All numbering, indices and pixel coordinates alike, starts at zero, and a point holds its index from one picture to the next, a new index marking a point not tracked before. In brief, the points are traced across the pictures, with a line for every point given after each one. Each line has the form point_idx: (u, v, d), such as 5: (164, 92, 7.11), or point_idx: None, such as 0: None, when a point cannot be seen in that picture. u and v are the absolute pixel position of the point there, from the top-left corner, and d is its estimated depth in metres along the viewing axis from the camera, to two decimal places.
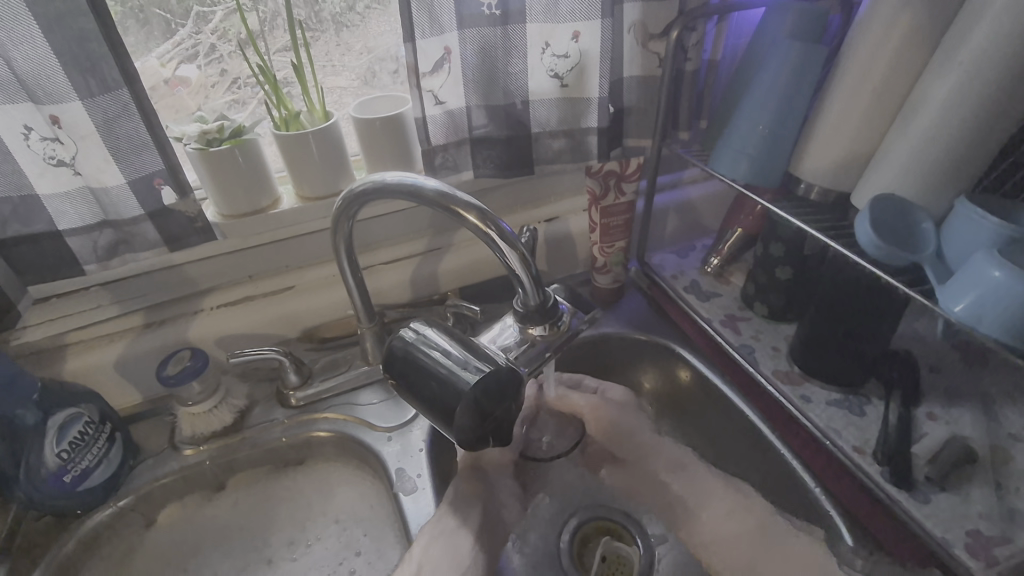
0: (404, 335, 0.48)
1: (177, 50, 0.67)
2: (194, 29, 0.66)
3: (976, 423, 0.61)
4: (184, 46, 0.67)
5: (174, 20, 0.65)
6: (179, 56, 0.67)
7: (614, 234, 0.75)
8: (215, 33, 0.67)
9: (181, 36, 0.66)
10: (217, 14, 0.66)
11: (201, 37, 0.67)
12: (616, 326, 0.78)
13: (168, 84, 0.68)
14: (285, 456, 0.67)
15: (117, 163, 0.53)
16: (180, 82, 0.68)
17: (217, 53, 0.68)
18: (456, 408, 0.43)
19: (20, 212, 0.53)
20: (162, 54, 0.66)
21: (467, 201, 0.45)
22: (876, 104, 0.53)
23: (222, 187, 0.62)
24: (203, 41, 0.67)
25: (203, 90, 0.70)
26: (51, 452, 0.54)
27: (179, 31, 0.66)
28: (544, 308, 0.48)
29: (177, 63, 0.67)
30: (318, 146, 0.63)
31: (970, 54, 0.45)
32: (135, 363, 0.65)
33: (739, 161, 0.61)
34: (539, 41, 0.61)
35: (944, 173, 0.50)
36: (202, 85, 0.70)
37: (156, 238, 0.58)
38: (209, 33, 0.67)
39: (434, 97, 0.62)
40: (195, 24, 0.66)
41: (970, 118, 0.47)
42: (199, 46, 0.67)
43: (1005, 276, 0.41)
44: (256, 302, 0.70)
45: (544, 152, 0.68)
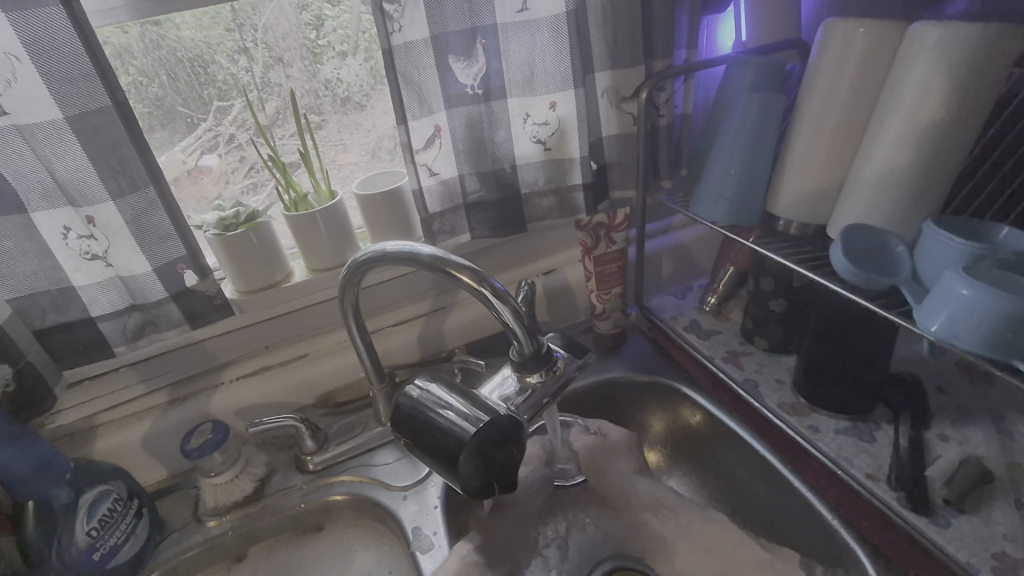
0: (410, 392, 0.51)
1: (199, 142, 0.74)
2: (214, 122, 0.73)
3: (991, 441, 0.60)
4: (205, 138, 0.74)
5: (195, 116, 0.72)
6: (200, 148, 0.74)
7: (609, 281, 0.78)
8: (233, 124, 0.74)
9: (201, 130, 0.73)
10: (235, 107, 0.74)
11: (221, 128, 0.74)
12: (620, 370, 0.79)
13: (191, 173, 0.75)
14: (305, 522, 0.69)
15: (144, 253, 0.59)
16: (203, 170, 0.76)
17: (236, 142, 0.75)
18: (460, 458, 0.45)
19: (58, 303, 0.59)
20: (186, 147, 0.73)
21: (461, 262, 0.49)
22: (836, 142, 0.57)
23: (240, 267, 0.68)
24: (223, 132, 0.74)
25: (224, 176, 0.77)
26: (81, 530, 0.57)
27: (201, 125, 0.73)
28: (539, 355, 0.51)
29: (199, 154, 0.74)
30: (325, 224, 0.69)
31: (911, 93, 0.49)
32: (160, 438, 0.69)
33: (717, 204, 0.65)
34: (521, 112, 0.67)
35: (909, 199, 0.53)
36: (223, 171, 0.77)
37: (179, 318, 0.63)
38: (228, 125, 0.74)
39: (428, 169, 0.67)
40: (215, 117, 0.73)
41: (923, 148, 0.50)
42: (219, 138, 0.74)
43: (974, 294, 0.42)
44: (272, 371, 0.73)
45: (535, 210, 0.73)
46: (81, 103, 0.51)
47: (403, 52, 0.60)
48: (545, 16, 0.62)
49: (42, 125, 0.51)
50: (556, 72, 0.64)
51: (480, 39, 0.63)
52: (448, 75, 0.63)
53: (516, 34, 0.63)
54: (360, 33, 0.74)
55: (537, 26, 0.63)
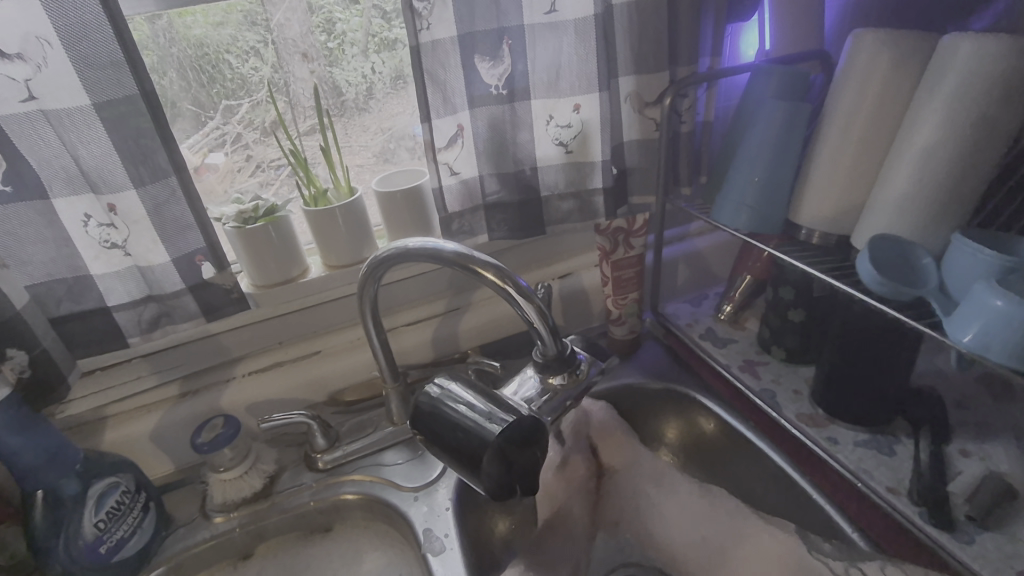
0: (429, 391, 0.50)
1: (205, 140, 0.74)
2: (222, 120, 0.73)
3: (1013, 457, 0.59)
4: (212, 136, 0.74)
5: (203, 113, 0.72)
6: (208, 145, 0.74)
7: (625, 287, 0.78)
8: (241, 123, 0.74)
9: (209, 128, 0.73)
10: (243, 106, 0.74)
11: (227, 127, 0.74)
12: (634, 376, 0.79)
13: (197, 170, 0.74)
14: (313, 521, 0.68)
15: (164, 244, 0.58)
16: (208, 168, 0.75)
17: (242, 141, 0.75)
18: (482, 458, 0.45)
19: (74, 291, 0.58)
20: (193, 144, 0.73)
21: (485, 260, 0.48)
22: (862, 151, 0.57)
23: (256, 261, 0.67)
24: (230, 131, 0.74)
25: (229, 174, 0.77)
26: (89, 522, 0.56)
27: (208, 123, 0.73)
28: (562, 358, 0.51)
29: (206, 151, 0.74)
30: (343, 220, 0.69)
31: (941, 103, 0.49)
32: (169, 432, 0.68)
33: (739, 212, 0.64)
34: (544, 114, 0.67)
35: (937, 210, 0.52)
36: (229, 169, 0.77)
37: (195, 310, 0.63)
38: (235, 124, 0.74)
39: (450, 169, 0.67)
40: (223, 115, 0.73)
41: (951, 159, 0.50)
42: (226, 136, 0.74)
43: (1008, 305, 0.42)
44: (285, 367, 0.72)
45: (554, 213, 0.73)
46: (109, 90, 0.51)
47: (429, 51, 0.60)
48: (572, 18, 0.62)
49: (69, 111, 0.51)
50: (579, 75, 0.64)
51: (506, 40, 0.62)
52: (472, 74, 0.63)
53: (542, 36, 0.63)
54: (370, 36, 0.74)
55: (563, 29, 0.63)
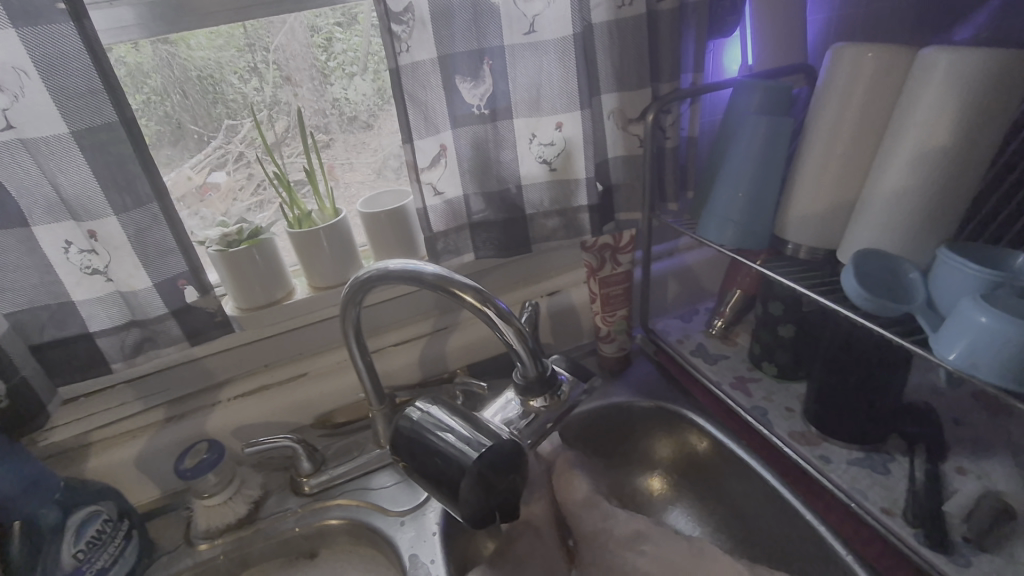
0: (410, 415, 0.50)
1: (207, 159, 0.74)
2: (224, 140, 0.74)
3: (1011, 475, 0.57)
4: (214, 156, 0.74)
5: (206, 134, 0.73)
6: (209, 164, 0.74)
7: (614, 304, 0.77)
8: (244, 142, 0.74)
9: (210, 148, 0.74)
10: (246, 126, 0.74)
11: (229, 146, 0.74)
12: (625, 395, 0.78)
13: (198, 190, 0.75)
14: (299, 547, 0.66)
15: (146, 269, 0.58)
16: (210, 187, 0.76)
17: (244, 159, 0.75)
18: (461, 484, 0.44)
19: (56, 317, 0.58)
20: (195, 164, 0.74)
21: (464, 282, 0.48)
22: (845, 164, 0.56)
23: (241, 284, 0.67)
24: (233, 150, 0.74)
25: (231, 194, 0.77)
26: (69, 552, 0.55)
27: (210, 143, 0.73)
28: (543, 378, 0.50)
29: (207, 171, 0.75)
30: (328, 241, 0.68)
31: (921, 117, 0.49)
32: (154, 458, 0.67)
33: (724, 228, 0.64)
34: (527, 133, 0.67)
35: (921, 225, 0.52)
36: (230, 188, 0.77)
37: (179, 334, 0.62)
38: (238, 143, 0.74)
39: (433, 189, 0.66)
40: (225, 135, 0.74)
41: (936, 171, 0.49)
42: (229, 156, 0.75)
43: (991, 322, 0.41)
44: (271, 390, 0.72)
45: (540, 230, 0.73)
46: (88, 118, 0.51)
47: (410, 72, 0.60)
48: (553, 38, 0.62)
49: (49, 140, 0.51)
50: (562, 94, 0.64)
51: (488, 60, 0.63)
52: (455, 95, 0.63)
53: (523, 56, 0.63)
54: (369, 54, 0.74)
55: (544, 48, 0.63)
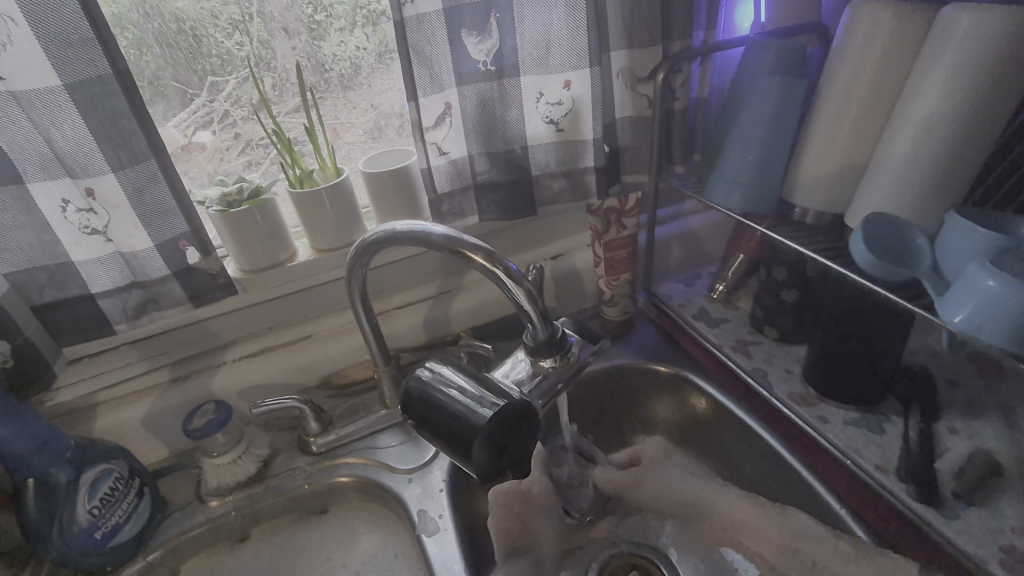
0: (420, 375, 0.50)
1: (193, 117, 0.71)
2: (208, 98, 0.71)
3: (1001, 436, 0.59)
4: (199, 114, 0.71)
5: (189, 90, 0.70)
6: (194, 123, 0.72)
7: (618, 267, 0.77)
8: (228, 101, 0.72)
9: (196, 105, 0.71)
10: (230, 83, 0.71)
11: (215, 104, 0.72)
12: (627, 357, 0.79)
13: (185, 149, 0.73)
14: (309, 504, 0.68)
15: (146, 228, 0.57)
16: (196, 147, 0.73)
17: (230, 119, 0.73)
18: (473, 443, 0.45)
19: (56, 278, 0.57)
20: (179, 122, 0.71)
21: (474, 243, 0.48)
22: (859, 126, 0.55)
23: (242, 244, 0.66)
24: (217, 109, 0.72)
25: (218, 154, 0.75)
26: (83, 509, 0.57)
27: (194, 100, 0.71)
28: (552, 340, 0.50)
29: (193, 130, 0.72)
30: (330, 202, 0.67)
31: (939, 79, 0.47)
32: (162, 418, 0.68)
33: (732, 191, 0.63)
34: (534, 91, 0.65)
35: (932, 190, 0.51)
36: (217, 148, 0.74)
37: (181, 295, 0.62)
38: (222, 101, 0.72)
39: (438, 149, 0.65)
40: (209, 93, 0.71)
41: (950, 135, 0.49)
42: (213, 114, 0.72)
43: (1000, 285, 0.41)
44: (276, 351, 0.72)
45: (545, 192, 0.72)
46: (79, 70, 0.49)
47: (414, 26, 0.58)
48: None
49: (39, 93, 0.49)
50: (570, 51, 0.62)
51: (494, 14, 0.60)
52: (459, 50, 0.61)
53: (530, 9, 0.61)
54: (361, 7, 0.71)
55: (552, 1, 0.60)
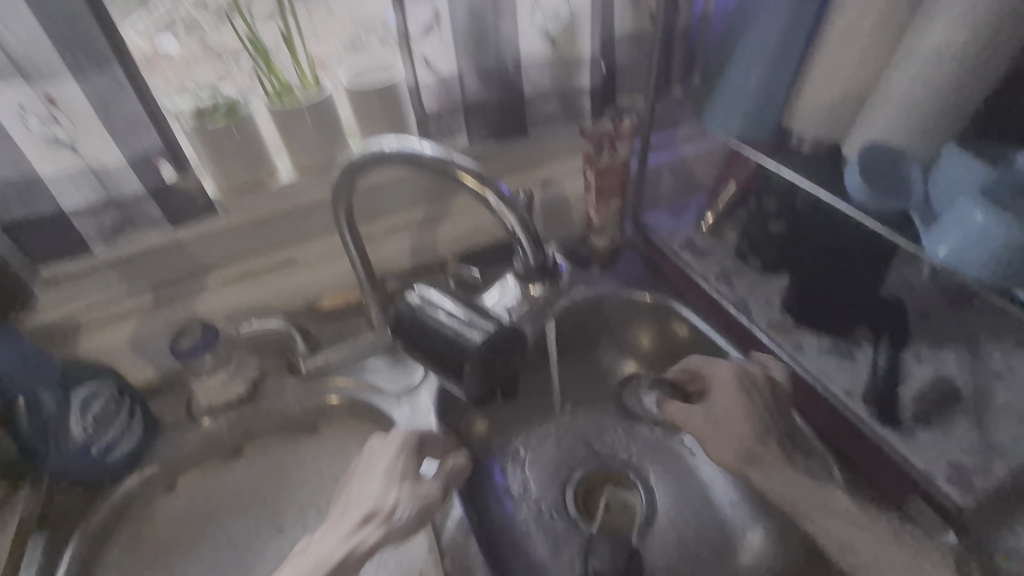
0: (410, 299, 0.50)
1: (153, 23, 0.65)
2: (171, 1, 0.65)
3: (962, 364, 0.62)
4: (161, 19, 0.65)
5: None
6: (156, 29, 0.65)
7: (609, 195, 0.77)
8: (193, 4, 0.66)
9: (157, 10, 0.65)
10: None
11: (178, 8, 0.66)
12: (612, 285, 0.80)
13: (147, 59, 0.65)
14: (299, 423, 0.69)
15: (117, 142, 0.54)
16: (160, 57, 0.66)
17: (196, 26, 0.67)
18: (465, 364, 0.46)
19: (25, 197, 0.54)
20: (140, 29, 0.64)
21: (465, 164, 0.47)
22: (866, 53, 0.53)
23: (220, 162, 0.63)
24: (180, 14, 0.66)
25: (185, 66, 0.68)
26: (77, 425, 0.58)
27: (155, 3, 0.65)
28: (544, 268, 0.50)
29: (155, 37, 0.65)
30: (313, 118, 0.64)
31: (958, 2, 0.45)
32: (148, 337, 0.68)
33: (732, 115, 0.62)
34: (528, 1, 0.61)
35: (932, 123, 0.51)
36: (184, 60, 0.67)
37: (159, 215, 0.60)
38: (187, 4, 0.66)
39: (425, 62, 0.62)
40: None
41: (959, 65, 0.47)
42: (176, 20, 0.66)
43: (986, 220, 0.42)
44: (260, 274, 0.71)
45: (538, 114, 0.69)
46: None
47: None
48: None
49: None
50: None
51: None
52: None
53: None
54: None
55: None
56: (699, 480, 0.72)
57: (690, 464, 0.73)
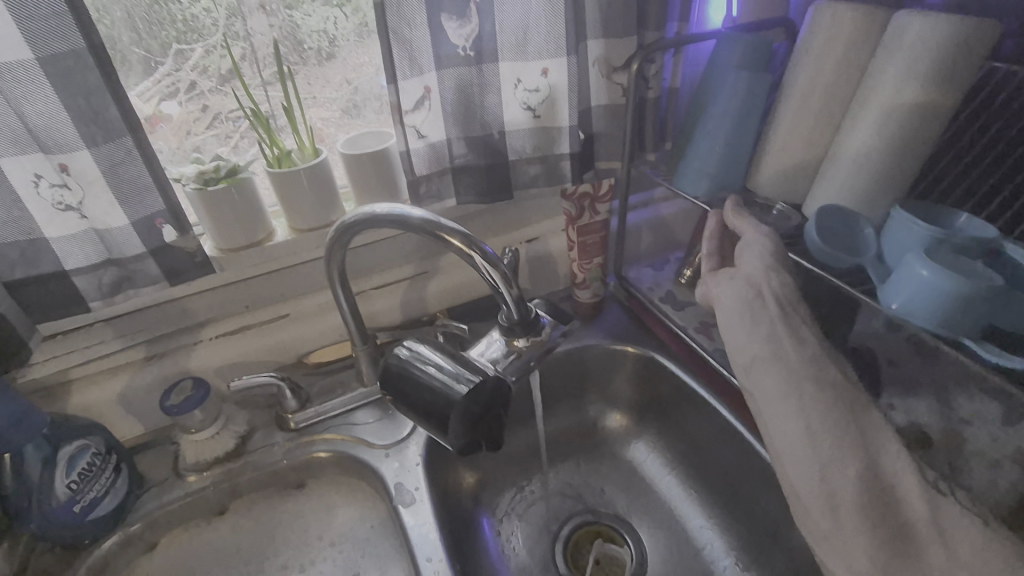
0: (398, 352, 0.52)
1: (157, 87, 0.68)
2: (173, 66, 0.68)
3: (932, 411, 0.63)
4: (164, 84, 0.69)
5: (152, 58, 0.67)
6: (159, 93, 0.69)
7: (590, 251, 0.80)
8: (195, 70, 0.69)
9: (160, 75, 0.68)
10: (197, 52, 0.68)
11: (181, 74, 0.69)
12: (598, 339, 0.81)
13: (148, 121, 0.69)
14: (286, 478, 0.69)
15: (122, 206, 0.57)
16: (162, 118, 0.70)
17: (197, 90, 0.70)
18: (450, 417, 0.47)
19: (29, 255, 0.57)
20: (143, 92, 0.68)
21: (452, 227, 0.50)
22: (817, 122, 0.59)
23: (217, 222, 0.66)
24: (183, 78, 0.69)
25: (185, 126, 0.72)
26: (61, 482, 0.57)
27: (158, 69, 0.68)
28: (527, 321, 0.52)
29: (158, 100, 0.69)
30: (309, 181, 0.67)
31: (889, 82, 0.51)
32: (138, 396, 0.69)
33: (700, 179, 0.67)
34: (512, 77, 0.66)
35: (881, 182, 0.55)
36: (184, 121, 0.71)
37: (157, 273, 0.62)
38: (188, 70, 0.69)
39: (416, 132, 0.67)
40: (174, 61, 0.68)
41: (900, 132, 0.52)
42: (179, 84, 0.69)
43: (930, 275, 0.46)
44: (253, 331, 0.73)
45: (522, 177, 0.74)
46: (54, 43, 0.48)
47: (394, 8, 0.59)
48: None
49: (10, 66, 0.48)
50: (548, 39, 0.64)
51: None
52: (439, 35, 0.62)
53: None
54: None
55: None
56: (689, 537, 0.72)
57: (679, 518, 0.74)
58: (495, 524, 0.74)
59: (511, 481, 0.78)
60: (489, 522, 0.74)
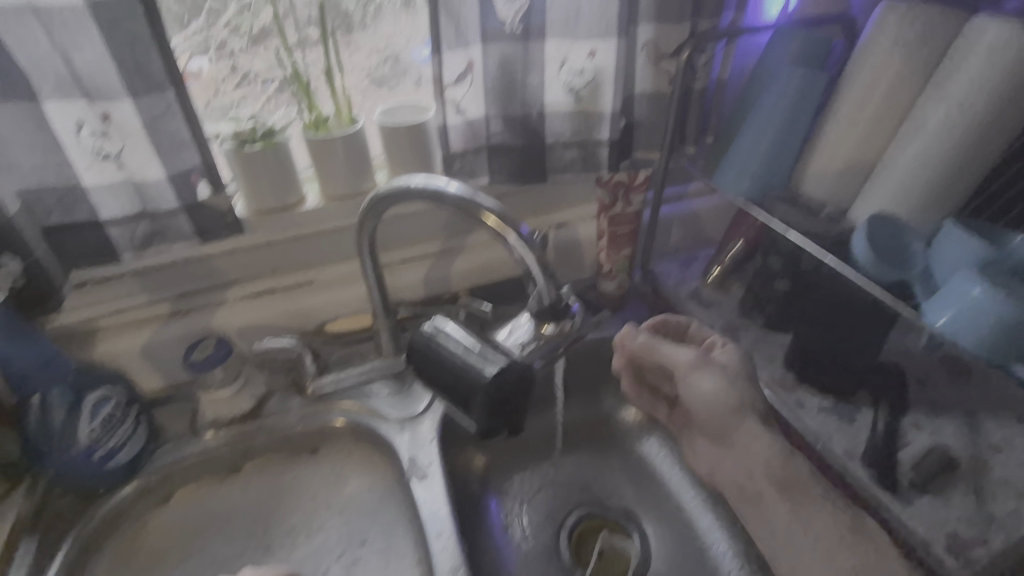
0: (424, 330, 0.51)
1: (188, 44, 0.68)
2: (205, 24, 0.69)
3: (959, 435, 0.61)
4: (195, 40, 0.69)
5: (185, 14, 0.67)
6: (190, 49, 0.69)
7: (620, 242, 0.77)
8: (226, 29, 0.69)
9: (191, 30, 0.68)
10: (230, 9, 0.68)
11: (212, 31, 0.69)
12: (619, 332, 0.80)
13: None
14: (301, 443, 0.69)
15: (160, 159, 0.57)
16: (191, 75, 0.70)
17: (228, 49, 0.70)
18: (475, 399, 0.47)
19: (64, 202, 0.57)
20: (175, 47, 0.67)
21: (489, 204, 0.49)
22: (874, 125, 0.56)
23: (252, 183, 0.66)
24: (214, 36, 0.69)
25: (213, 84, 0.71)
26: (84, 429, 0.58)
27: (190, 24, 0.68)
28: (556, 308, 0.52)
29: (189, 56, 0.69)
30: (344, 151, 0.67)
31: (958, 91, 0.49)
32: (160, 350, 0.69)
33: (743, 177, 0.64)
34: (557, 58, 0.65)
35: (937, 192, 0.53)
36: (213, 79, 0.71)
37: (189, 231, 0.62)
38: (220, 28, 0.69)
39: (456, 106, 0.66)
40: (206, 19, 0.68)
41: (964, 139, 0.50)
42: (210, 41, 0.69)
43: (983, 294, 0.45)
44: (277, 294, 0.73)
45: (558, 161, 0.72)
46: None
47: None
48: None
49: (61, 10, 0.48)
50: (598, 19, 0.62)
51: None
52: (488, 8, 0.60)
53: None
54: None
55: None
56: (696, 538, 0.71)
57: (688, 520, 0.73)
58: (502, 506, 0.74)
59: (520, 467, 0.78)
60: (496, 505, 0.74)
